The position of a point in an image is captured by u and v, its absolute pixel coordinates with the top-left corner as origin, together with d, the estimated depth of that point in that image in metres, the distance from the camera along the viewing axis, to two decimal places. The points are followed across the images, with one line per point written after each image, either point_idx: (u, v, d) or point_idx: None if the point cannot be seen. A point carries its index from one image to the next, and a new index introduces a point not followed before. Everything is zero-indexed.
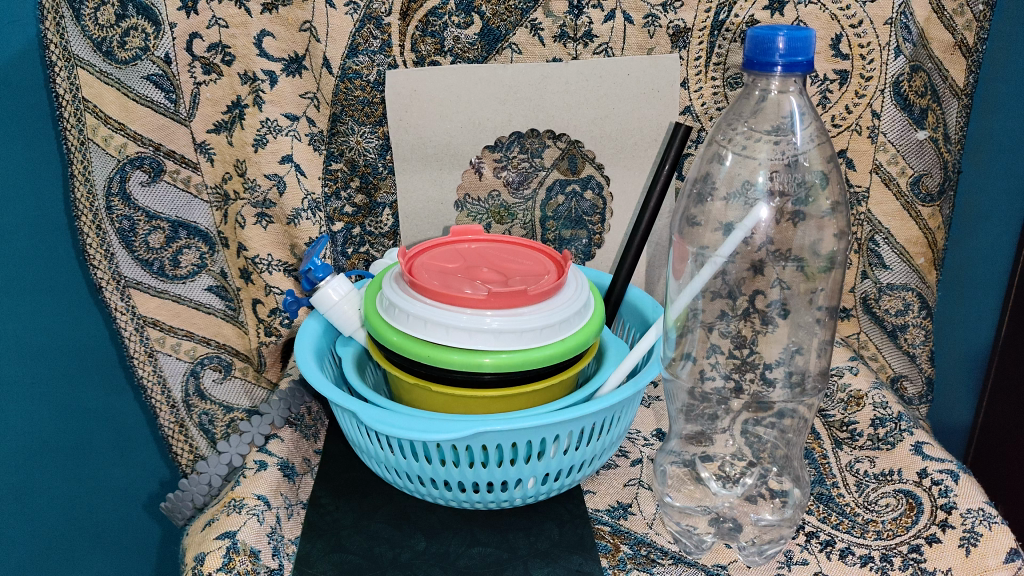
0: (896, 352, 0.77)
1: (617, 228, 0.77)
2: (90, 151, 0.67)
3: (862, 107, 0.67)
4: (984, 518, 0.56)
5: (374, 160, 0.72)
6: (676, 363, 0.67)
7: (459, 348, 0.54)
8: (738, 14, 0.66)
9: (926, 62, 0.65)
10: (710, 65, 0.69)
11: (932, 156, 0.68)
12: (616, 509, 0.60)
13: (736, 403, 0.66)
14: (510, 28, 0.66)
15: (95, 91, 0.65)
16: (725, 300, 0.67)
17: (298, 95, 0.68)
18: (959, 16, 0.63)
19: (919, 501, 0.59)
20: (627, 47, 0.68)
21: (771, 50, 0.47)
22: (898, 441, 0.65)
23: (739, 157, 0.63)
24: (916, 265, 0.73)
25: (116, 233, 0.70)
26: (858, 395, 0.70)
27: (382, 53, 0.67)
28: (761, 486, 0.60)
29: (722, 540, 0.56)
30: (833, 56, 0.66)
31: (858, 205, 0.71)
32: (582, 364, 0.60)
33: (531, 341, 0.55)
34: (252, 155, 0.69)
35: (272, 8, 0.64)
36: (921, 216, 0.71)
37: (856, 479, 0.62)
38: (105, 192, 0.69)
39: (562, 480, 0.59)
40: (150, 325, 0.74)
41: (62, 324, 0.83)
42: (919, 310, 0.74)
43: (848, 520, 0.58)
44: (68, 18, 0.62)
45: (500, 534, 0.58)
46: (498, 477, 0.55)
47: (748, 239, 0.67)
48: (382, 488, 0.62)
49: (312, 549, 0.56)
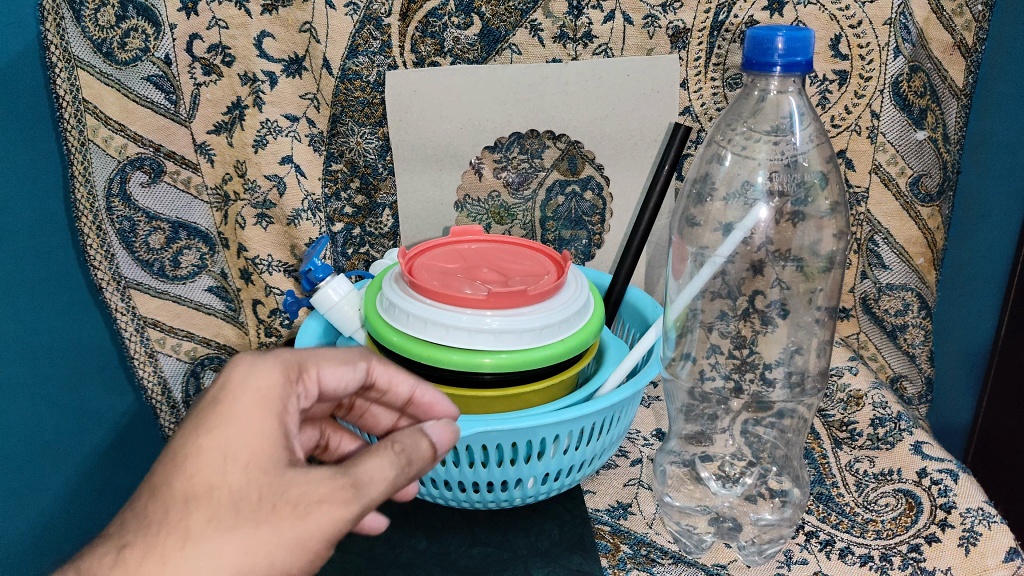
0: (896, 352, 0.77)
1: (618, 227, 0.77)
2: (91, 152, 0.66)
3: (862, 107, 0.68)
4: (984, 518, 0.56)
5: (374, 161, 0.72)
6: (676, 363, 0.67)
7: (459, 348, 0.54)
8: (739, 15, 0.66)
9: (925, 62, 0.65)
10: (710, 65, 0.69)
11: (931, 156, 0.68)
12: (616, 508, 0.60)
13: (736, 403, 0.66)
14: (510, 29, 0.66)
15: (95, 92, 0.64)
16: (725, 300, 0.67)
17: (298, 96, 0.68)
18: (959, 16, 0.63)
19: (919, 501, 0.59)
20: (627, 47, 0.68)
21: (771, 50, 0.48)
22: (898, 441, 0.65)
23: (738, 157, 0.63)
24: (916, 265, 0.73)
25: (116, 233, 0.70)
26: (857, 395, 0.70)
27: (382, 54, 0.67)
28: (760, 486, 0.61)
29: (722, 540, 0.56)
30: (833, 56, 0.66)
31: (858, 205, 0.72)
32: (581, 364, 0.60)
33: (531, 341, 0.55)
34: (252, 155, 0.70)
35: (272, 9, 0.64)
36: (921, 216, 0.71)
37: (856, 479, 0.62)
38: (105, 193, 0.68)
39: (562, 480, 0.59)
40: (150, 326, 0.74)
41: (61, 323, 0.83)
42: (919, 309, 0.74)
43: (847, 520, 0.58)
44: (68, 19, 0.61)
45: (500, 534, 0.58)
46: (498, 476, 0.55)
47: (747, 238, 0.66)
48: None
49: None
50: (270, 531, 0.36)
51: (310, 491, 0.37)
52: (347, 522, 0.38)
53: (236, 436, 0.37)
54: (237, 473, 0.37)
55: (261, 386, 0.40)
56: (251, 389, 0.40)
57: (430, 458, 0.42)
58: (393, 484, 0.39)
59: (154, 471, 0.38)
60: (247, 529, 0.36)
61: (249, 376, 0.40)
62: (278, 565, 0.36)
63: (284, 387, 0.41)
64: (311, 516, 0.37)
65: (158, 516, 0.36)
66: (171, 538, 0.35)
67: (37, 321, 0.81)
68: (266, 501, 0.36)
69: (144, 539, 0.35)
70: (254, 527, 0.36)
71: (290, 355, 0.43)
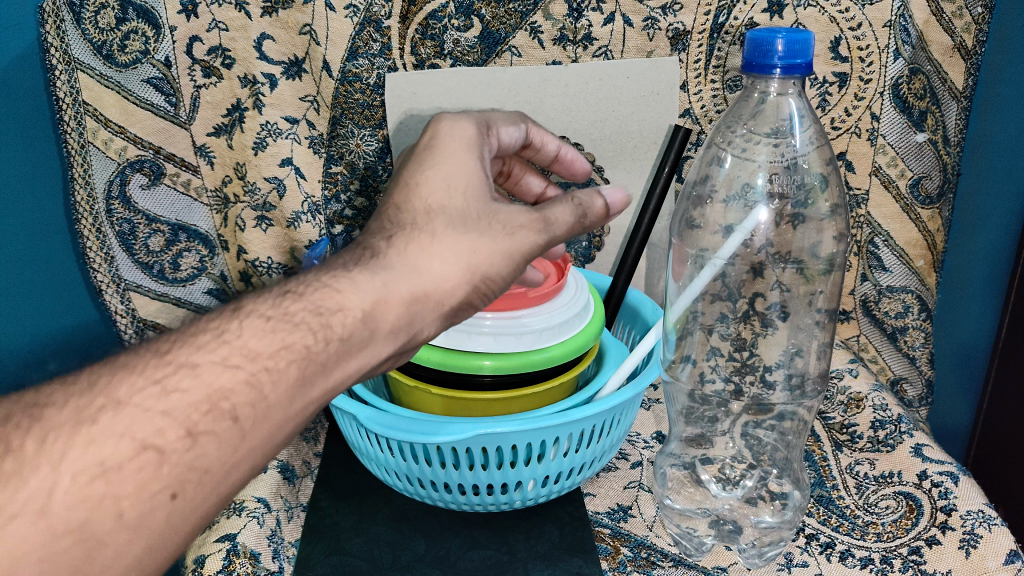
0: (896, 355, 0.77)
1: (617, 230, 0.77)
2: (90, 155, 0.68)
3: (862, 110, 0.68)
4: (984, 520, 0.56)
5: (374, 164, 0.72)
6: (676, 367, 0.67)
7: (459, 350, 0.55)
8: (738, 17, 0.66)
9: (925, 65, 0.65)
10: (710, 68, 0.68)
11: (931, 159, 0.68)
12: (616, 511, 0.60)
13: (736, 406, 0.66)
14: (510, 31, 0.66)
15: (94, 95, 0.66)
16: (725, 303, 0.67)
17: (297, 98, 0.68)
18: (958, 18, 0.63)
19: (919, 503, 0.59)
20: (627, 49, 0.67)
21: (770, 52, 0.48)
22: (898, 443, 0.65)
23: (738, 159, 0.63)
24: (916, 267, 0.73)
25: (116, 236, 0.71)
26: (858, 397, 0.70)
27: (382, 56, 0.67)
28: (761, 488, 0.61)
29: (722, 542, 0.56)
30: (832, 59, 0.66)
31: (858, 208, 0.72)
32: (581, 367, 0.60)
33: (530, 343, 0.55)
34: (253, 158, 0.70)
35: (272, 11, 0.64)
36: (921, 218, 0.71)
37: (856, 482, 0.62)
38: (105, 196, 0.70)
39: (561, 483, 0.58)
40: (150, 329, 0.76)
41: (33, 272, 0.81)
42: (919, 312, 0.74)
43: (847, 523, 0.58)
44: (68, 21, 0.63)
45: (500, 537, 0.58)
46: (498, 479, 0.55)
47: (747, 241, 0.65)
48: (383, 491, 0.63)
49: (312, 552, 0.57)
50: (490, 242, 0.44)
51: (514, 218, 0.45)
52: (539, 246, 0.46)
53: (455, 170, 0.45)
54: (460, 196, 0.44)
55: (462, 134, 0.48)
56: (455, 135, 0.47)
57: (607, 212, 0.50)
58: (574, 224, 0.47)
59: (392, 195, 0.46)
60: (474, 236, 0.44)
61: (451, 126, 0.48)
62: (496, 269, 0.44)
63: (478, 136, 0.49)
64: (517, 235, 0.45)
65: (407, 221, 0.44)
66: (421, 236, 0.43)
67: (15, 284, 0.81)
68: (485, 219, 0.44)
69: (400, 236, 0.43)
70: (478, 237, 0.44)
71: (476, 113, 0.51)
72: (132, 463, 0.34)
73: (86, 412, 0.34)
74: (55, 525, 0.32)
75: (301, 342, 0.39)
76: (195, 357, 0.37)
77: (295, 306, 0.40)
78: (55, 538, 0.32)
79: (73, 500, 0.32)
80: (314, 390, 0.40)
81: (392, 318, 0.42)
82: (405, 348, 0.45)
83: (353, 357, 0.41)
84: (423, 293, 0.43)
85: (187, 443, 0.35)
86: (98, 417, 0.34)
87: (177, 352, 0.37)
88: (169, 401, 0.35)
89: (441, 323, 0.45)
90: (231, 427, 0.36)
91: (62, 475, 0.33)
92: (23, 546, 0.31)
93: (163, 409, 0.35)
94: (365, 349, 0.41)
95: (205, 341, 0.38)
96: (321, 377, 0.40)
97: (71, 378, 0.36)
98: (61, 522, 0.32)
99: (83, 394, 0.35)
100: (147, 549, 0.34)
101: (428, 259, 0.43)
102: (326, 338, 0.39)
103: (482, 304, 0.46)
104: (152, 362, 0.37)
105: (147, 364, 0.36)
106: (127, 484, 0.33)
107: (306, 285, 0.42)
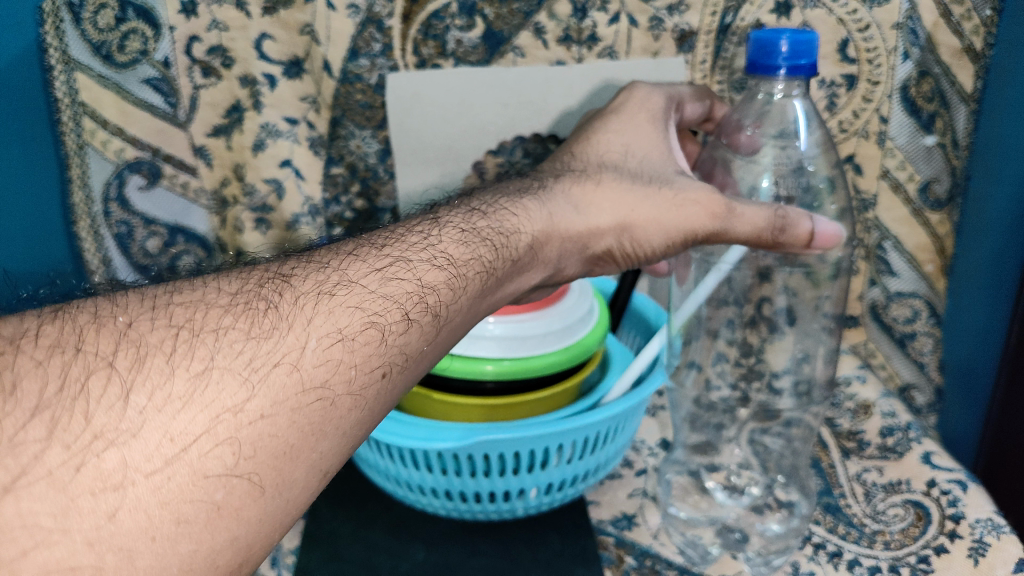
0: (905, 361, 0.75)
1: None
2: (88, 155, 0.67)
3: (871, 112, 0.67)
4: (993, 528, 0.55)
5: (375, 165, 0.71)
6: (681, 372, 0.69)
7: (460, 355, 0.54)
8: (744, 18, 0.64)
9: (934, 67, 0.63)
10: (716, 68, 0.67)
11: (940, 162, 0.66)
12: (621, 519, 0.59)
13: (742, 413, 0.69)
14: (513, 31, 0.65)
15: (93, 95, 0.65)
16: (732, 308, 0.68)
17: (297, 99, 0.68)
18: (966, 20, 0.61)
19: (928, 511, 0.57)
20: (632, 49, 0.66)
21: (773, 53, 0.47)
22: (907, 450, 0.64)
23: (744, 161, 0.61)
24: (925, 272, 0.71)
25: (114, 238, 0.71)
26: (866, 405, 0.69)
27: (383, 56, 0.66)
28: (767, 496, 0.62)
29: (728, 551, 0.55)
30: (840, 60, 0.65)
31: (866, 211, 0.71)
32: (586, 371, 0.59)
33: (535, 347, 0.55)
34: (251, 159, 0.70)
35: (273, 11, 0.65)
36: (930, 223, 0.69)
37: (865, 489, 0.61)
38: (103, 197, 0.69)
39: (564, 491, 0.57)
40: None
41: (21, 284, 0.68)
42: (929, 319, 0.73)
43: (856, 531, 0.57)
44: (68, 22, 0.62)
45: (503, 544, 0.57)
46: (498, 486, 0.54)
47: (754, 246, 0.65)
48: (383, 497, 0.62)
49: (310, 560, 0.55)
50: (653, 202, 0.49)
51: (687, 190, 0.49)
52: (708, 228, 0.49)
53: (634, 136, 0.52)
54: (633, 161, 0.51)
55: (650, 105, 0.55)
56: (645, 106, 0.55)
57: (805, 240, 0.50)
58: (760, 228, 0.49)
59: (571, 148, 0.53)
60: (638, 194, 0.49)
61: (644, 97, 0.55)
62: (650, 231, 0.49)
63: (664, 110, 0.55)
64: (683, 208, 0.49)
65: (581, 168, 0.51)
66: (588, 183, 0.49)
67: None
68: (658, 183, 0.50)
69: (576, 177, 0.50)
70: (640, 198, 0.49)
71: (669, 87, 0.57)
72: (362, 336, 0.34)
73: (325, 286, 0.35)
74: (304, 379, 0.32)
75: (486, 257, 0.42)
76: (408, 255, 0.39)
77: (482, 222, 0.44)
78: (301, 393, 0.32)
79: (319, 360, 0.33)
80: (483, 304, 0.43)
81: (550, 251, 0.47)
82: (545, 282, 0.51)
83: (511, 279, 0.45)
84: (577, 234, 0.48)
85: (404, 326, 0.36)
86: (336, 291, 0.35)
87: (393, 248, 0.40)
88: (389, 289, 0.37)
89: (580, 266, 0.51)
90: (432, 322, 0.38)
91: (311, 334, 0.33)
92: (279, 395, 0.31)
93: (385, 293, 0.36)
94: (525, 271, 0.46)
95: (414, 242, 0.41)
96: (494, 291, 0.44)
97: (298, 261, 0.38)
98: (308, 378, 0.32)
99: (318, 272, 0.36)
100: (359, 422, 0.34)
101: (595, 205, 0.49)
102: (501, 257, 0.43)
103: (625, 258, 0.51)
104: (373, 254, 0.39)
105: (368, 254, 0.39)
106: (358, 354, 0.34)
107: (487, 207, 0.46)
